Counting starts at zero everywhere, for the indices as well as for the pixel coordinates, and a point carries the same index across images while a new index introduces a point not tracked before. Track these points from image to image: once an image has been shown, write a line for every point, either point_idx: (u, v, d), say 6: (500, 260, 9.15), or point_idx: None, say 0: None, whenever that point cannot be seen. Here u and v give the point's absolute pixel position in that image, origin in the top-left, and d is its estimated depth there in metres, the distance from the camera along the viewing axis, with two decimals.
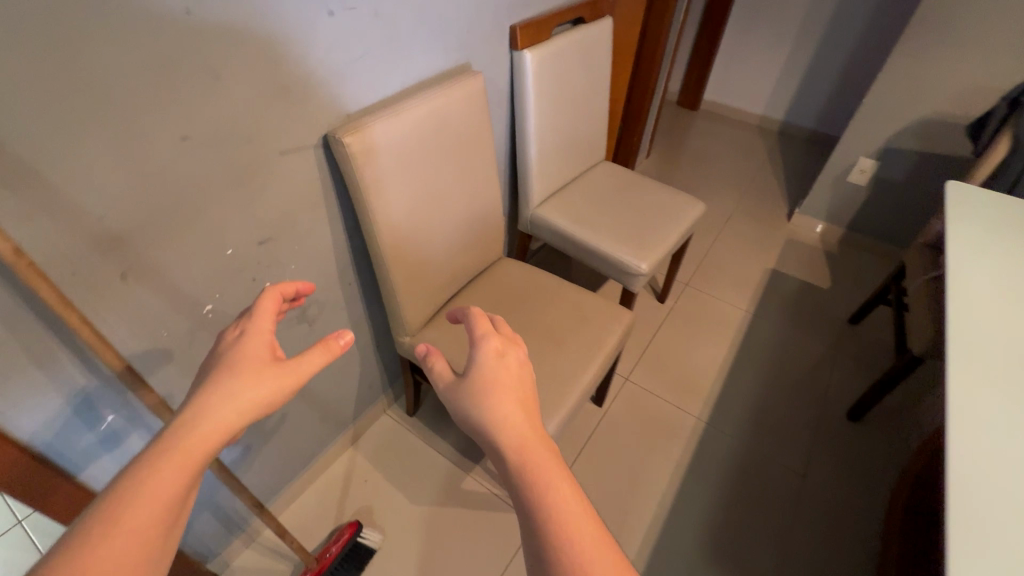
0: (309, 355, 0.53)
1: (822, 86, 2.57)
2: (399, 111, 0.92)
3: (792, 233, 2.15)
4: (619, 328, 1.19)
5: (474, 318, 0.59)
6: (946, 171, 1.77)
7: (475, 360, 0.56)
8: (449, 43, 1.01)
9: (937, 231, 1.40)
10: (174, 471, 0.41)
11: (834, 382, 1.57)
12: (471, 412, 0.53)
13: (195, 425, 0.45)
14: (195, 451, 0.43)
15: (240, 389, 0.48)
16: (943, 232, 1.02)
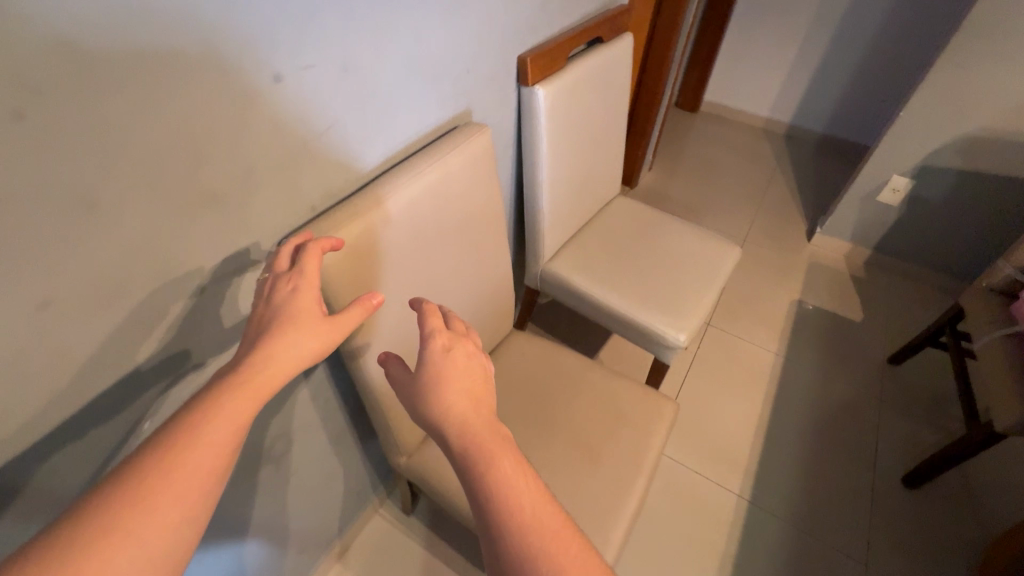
0: (351, 312, 0.51)
1: (835, 88, 2.38)
2: (386, 197, 0.68)
3: (813, 255, 1.97)
4: (663, 428, 0.97)
5: (424, 311, 0.56)
6: (992, 192, 1.59)
7: (424, 359, 0.53)
8: (444, 90, 0.77)
9: (1006, 276, 1.23)
10: (227, 418, 0.41)
11: (883, 443, 1.41)
12: (424, 410, 0.53)
13: (252, 369, 0.44)
14: (246, 398, 0.43)
15: (296, 343, 0.47)
16: None
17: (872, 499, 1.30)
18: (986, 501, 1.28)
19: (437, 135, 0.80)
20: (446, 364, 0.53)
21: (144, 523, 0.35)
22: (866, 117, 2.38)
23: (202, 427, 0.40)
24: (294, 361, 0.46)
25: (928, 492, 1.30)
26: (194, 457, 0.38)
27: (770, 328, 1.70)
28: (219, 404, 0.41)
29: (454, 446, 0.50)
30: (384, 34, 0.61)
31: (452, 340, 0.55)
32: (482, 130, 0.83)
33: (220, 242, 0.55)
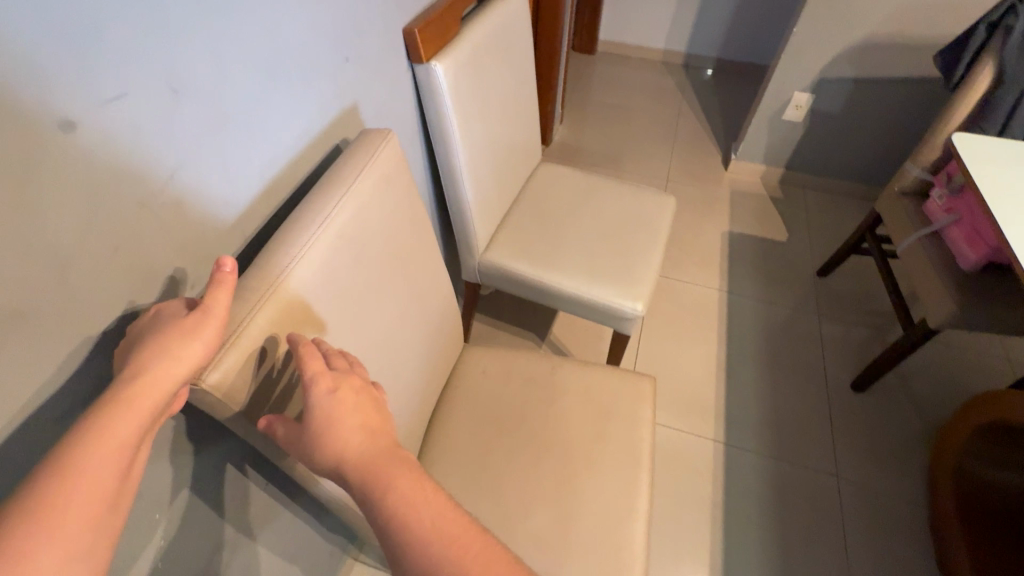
0: (219, 292, 0.44)
1: (723, 9, 2.38)
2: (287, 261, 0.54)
3: (733, 182, 2.00)
4: (648, 408, 0.93)
5: (299, 352, 0.49)
6: (885, 96, 1.66)
7: (308, 409, 0.47)
8: (321, 89, 0.61)
9: (916, 177, 1.27)
10: (108, 441, 0.35)
11: (829, 355, 1.48)
12: (313, 455, 0.46)
13: (121, 397, 0.37)
14: (119, 429, 0.35)
15: (175, 344, 0.41)
16: (1008, 248, 0.87)
17: (830, 411, 1.37)
18: (921, 388, 1.40)
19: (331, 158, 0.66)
20: (331, 405, 0.47)
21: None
22: (756, 35, 2.42)
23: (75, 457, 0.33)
24: (172, 374, 0.40)
25: (873, 392, 1.40)
26: (74, 488, 0.32)
27: (708, 265, 1.71)
28: (94, 426, 0.35)
29: (352, 481, 0.45)
30: (220, 33, 0.45)
31: (338, 375, 0.49)
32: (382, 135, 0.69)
33: (42, 352, 0.38)
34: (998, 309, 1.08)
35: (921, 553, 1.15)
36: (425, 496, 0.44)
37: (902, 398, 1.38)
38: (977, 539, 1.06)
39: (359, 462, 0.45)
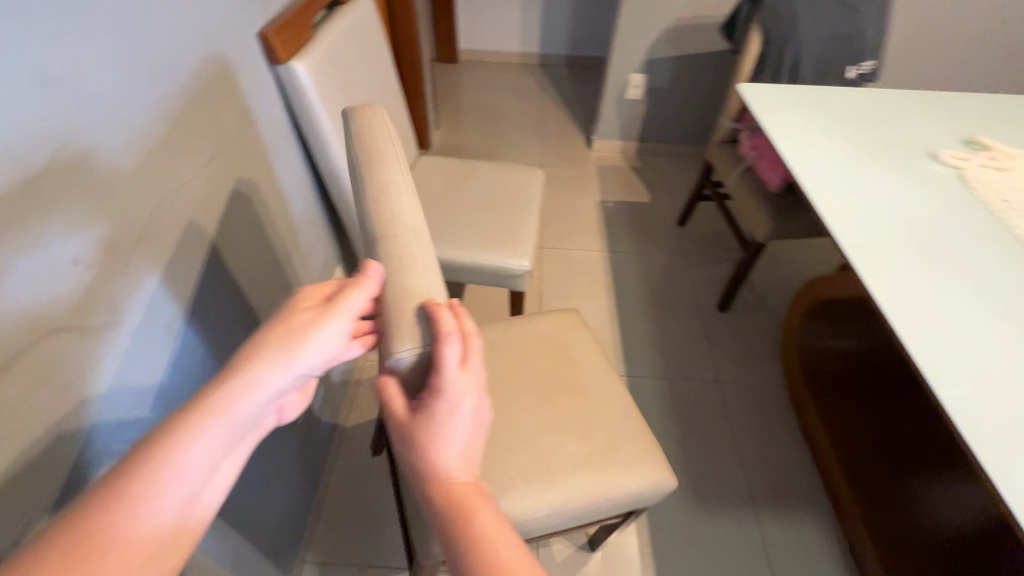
0: (354, 298, 0.45)
1: (564, 11, 2.67)
2: (412, 258, 0.53)
3: (598, 159, 2.24)
4: (585, 326, 1.08)
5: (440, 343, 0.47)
6: (700, 69, 1.98)
7: (424, 414, 0.46)
8: (179, 74, 0.64)
9: (727, 127, 1.56)
10: (206, 439, 0.37)
11: (699, 288, 1.73)
12: (404, 451, 0.47)
13: (226, 399, 0.38)
14: (218, 433, 0.37)
15: (288, 348, 0.40)
16: (779, 152, 1.09)
17: (706, 332, 1.60)
18: (774, 299, 1.68)
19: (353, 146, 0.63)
20: (445, 423, 0.46)
21: (114, 561, 0.31)
22: (596, 31, 2.73)
23: (173, 454, 0.36)
24: (280, 379, 0.39)
25: (737, 309, 1.66)
26: (168, 484, 0.35)
27: (590, 231, 1.91)
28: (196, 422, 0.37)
29: (425, 499, 0.45)
30: (66, 10, 0.47)
31: (470, 387, 0.47)
32: (372, 110, 0.67)
33: None
34: (800, 217, 1.37)
35: (790, 426, 1.39)
36: (502, 545, 0.42)
37: (758, 308, 1.66)
38: (868, 387, 1.33)
39: (444, 488, 0.45)
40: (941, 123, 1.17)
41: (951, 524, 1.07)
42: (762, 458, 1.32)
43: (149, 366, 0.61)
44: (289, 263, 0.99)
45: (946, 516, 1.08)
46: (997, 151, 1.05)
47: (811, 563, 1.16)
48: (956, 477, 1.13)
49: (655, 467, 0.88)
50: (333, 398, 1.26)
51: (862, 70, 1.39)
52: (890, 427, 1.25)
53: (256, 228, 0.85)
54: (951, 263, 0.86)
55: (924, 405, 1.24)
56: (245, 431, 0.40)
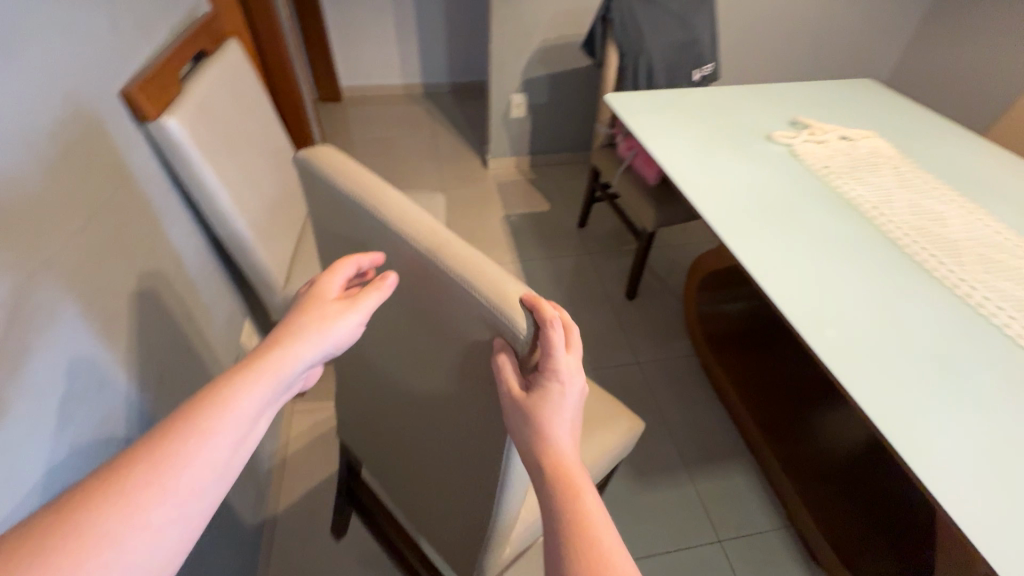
0: (372, 293, 0.50)
1: (439, 41, 2.77)
2: (493, 268, 0.50)
3: (496, 176, 2.34)
4: None
5: (546, 329, 0.47)
6: (573, 84, 2.15)
7: (537, 391, 0.48)
8: (36, 139, 0.60)
9: (604, 133, 1.71)
10: (254, 390, 0.41)
11: (607, 281, 1.86)
12: (518, 424, 0.50)
13: (267, 361, 0.43)
14: (263, 386, 0.42)
15: (323, 326, 0.47)
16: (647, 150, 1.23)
17: (620, 319, 1.72)
18: (673, 279, 1.84)
19: (335, 193, 0.60)
20: (554, 401, 0.48)
21: (179, 483, 0.35)
22: (473, 58, 2.86)
23: (226, 401, 0.39)
24: (312, 350, 0.46)
25: (644, 294, 1.80)
26: (225, 426, 0.38)
27: (498, 246, 1.98)
28: (239, 380, 0.41)
29: (543, 479, 0.48)
30: None
31: (576, 366, 0.50)
32: (325, 148, 0.64)
33: None
34: (678, 204, 1.54)
35: (705, 390, 1.53)
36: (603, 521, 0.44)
37: (660, 289, 1.82)
38: (761, 343, 1.51)
39: (559, 466, 0.47)
40: (769, 110, 1.37)
41: (845, 447, 1.28)
42: (687, 424, 1.44)
43: (94, 407, 0.64)
44: (190, 321, 0.94)
45: (838, 442, 1.30)
46: (815, 127, 1.26)
47: (743, 508, 1.28)
48: (833, 406, 1.37)
49: (629, 419, 0.97)
50: (259, 457, 1.19)
51: (704, 72, 1.60)
52: (786, 377, 1.43)
53: (148, 288, 0.81)
54: (793, 224, 1.01)
55: (806, 358, 1.46)
56: (281, 395, 0.44)
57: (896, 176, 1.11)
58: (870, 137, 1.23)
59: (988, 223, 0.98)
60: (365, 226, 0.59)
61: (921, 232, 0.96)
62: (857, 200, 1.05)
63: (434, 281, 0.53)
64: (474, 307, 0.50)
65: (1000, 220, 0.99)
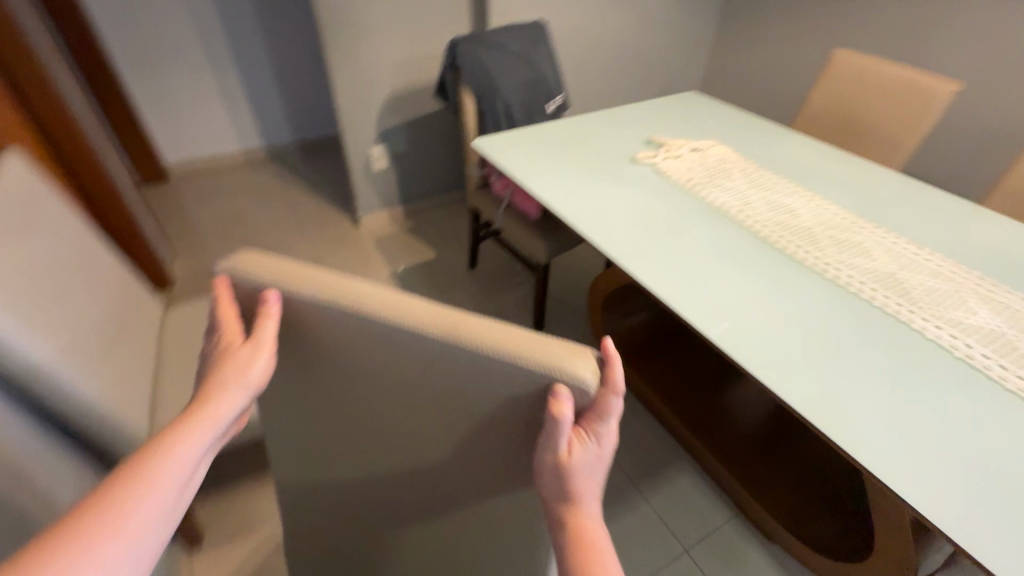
0: (268, 321, 0.51)
1: (274, 101, 2.57)
2: (529, 335, 0.46)
3: (370, 233, 2.21)
4: None
5: (608, 402, 0.46)
6: (431, 128, 2.12)
7: (578, 450, 0.47)
8: None
9: (476, 175, 1.71)
10: (185, 443, 0.46)
11: (511, 316, 1.84)
12: (548, 472, 0.49)
13: (196, 410, 0.47)
14: (195, 434, 0.46)
15: (237, 372, 0.49)
16: (529, 191, 1.22)
17: None
18: (572, 300, 1.89)
19: (291, 304, 0.51)
20: (591, 461, 0.48)
21: (126, 527, 0.41)
22: (317, 113, 2.70)
23: (161, 454, 0.45)
24: (237, 397, 0.49)
25: (550, 321, 1.81)
26: (162, 476, 0.44)
27: None
28: (169, 441, 0.46)
29: (563, 533, 0.50)
30: None
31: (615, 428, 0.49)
32: (251, 257, 0.53)
33: None
34: (562, 233, 1.58)
35: (630, 402, 1.56)
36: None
37: (563, 314, 1.84)
38: (664, 342, 1.59)
39: (583, 529, 0.49)
40: (625, 134, 1.46)
41: (756, 419, 1.40)
42: (624, 441, 1.46)
43: None
44: (23, 523, 0.70)
45: (750, 417, 1.41)
46: (669, 144, 1.37)
47: (696, 510, 1.32)
48: (736, 384, 1.48)
49: None
50: None
51: (555, 104, 1.66)
52: (695, 369, 1.52)
53: None
54: (680, 240, 1.07)
55: (706, 347, 1.56)
56: (218, 439, 0.49)
57: (746, 179, 1.23)
58: (715, 145, 1.37)
59: (825, 207, 1.13)
60: (346, 330, 0.51)
61: (782, 228, 1.08)
62: (724, 206, 1.15)
63: (460, 366, 0.48)
64: (523, 380, 0.46)
65: (832, 203, 1.15)
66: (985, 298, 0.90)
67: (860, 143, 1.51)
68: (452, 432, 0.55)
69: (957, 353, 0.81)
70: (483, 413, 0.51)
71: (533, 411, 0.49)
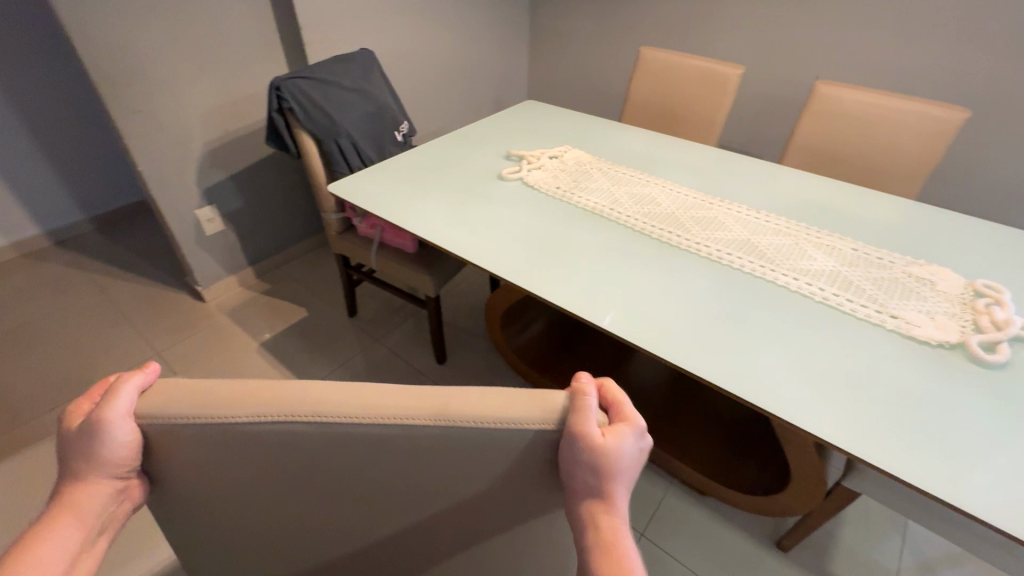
0: (122, 395, 0.49)
1: (44, 176, 2.08)
2: (501, 394, 0.49)
3: (220, 305, 1.92)
4: None
5: (620, 400, 0.50)
6: (266, 176, 1.89)
7: (624, 445, 0.47)
8: None
9: (336, 220, 1.55)
10: (57, 533, 0.48)
11: (409, 356, 1.74)
12: (588, 477, 0.47)
13: (65, 501, 0.49)
14: (69, 520, 0.49)
15: (91, 456, 0.49)
16: (409, 231, 1.15)
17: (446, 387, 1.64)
18: (466, 323, 1.85)
19: (236, 428, 0.50)
20: (630, 461, 0.48)
21: None
22: (110, 180, 2.25)
23: (37, 545, 0.47)
24: (105, 477, 0.50)
25: (451, 350, 1.75)
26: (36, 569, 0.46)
27: None
28: (45, 533, 0.47)
29: (599, 544, 0.46)
30: None
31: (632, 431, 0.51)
32: (173, 386, 0.50)
33: None
34: (443, 261, 1.52)
35: None
36: None
37: (461, 339, 1.80)
38: (563, 338, 1.64)
39: (610, 533, 0.46)
40: (482, 152, 1.46)
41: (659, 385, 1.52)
42: None
43: None
44: None
45: (655, 384, 1.52)
46: (528, 156, 1.40)
47: (638, 491, 1.38)
48: (635, 359, 1.59)
49: None
50: None
51: (403, 131, 1.60)
52: (598, 355, 1.59)
53: None
54: (571, 249, 1.09)
55: (599, 333, 1.65)
56: (99, 520, 0.51)
57: (606, 177, 1.32)
58: (569, 150, 1.44)
59: (678, 190, 1.26)
60: (306, 435, 0.51)
61: (651, 217, 1.17)
62: (597, 207, 1.21)
63: (478, 447, 0.50)
64: (502, 441, 0.49)
65: (681, 185, 1.29)
66: (818, 245, 1.08)
67: (679, 126, 1.72)
68: (423, 494, 0.56)
69: (815, 297, 0.96)
70: (455, 476, 0.53)
71: (519, 466, 0.51)
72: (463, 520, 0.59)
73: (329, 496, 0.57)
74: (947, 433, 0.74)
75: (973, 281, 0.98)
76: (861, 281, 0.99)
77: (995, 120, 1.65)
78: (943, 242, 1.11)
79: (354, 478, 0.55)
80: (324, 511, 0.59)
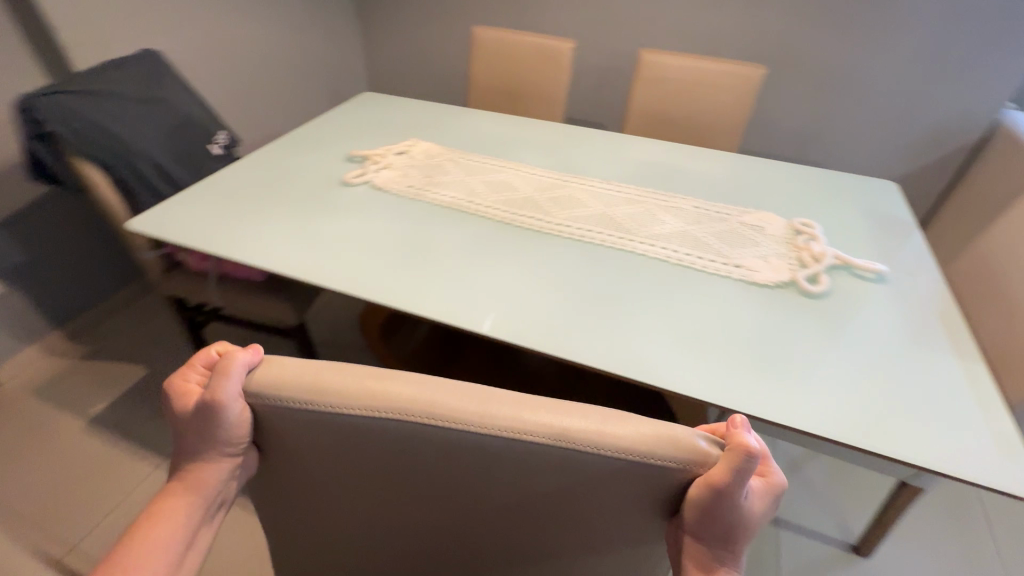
0: (228, 380, 0.50)
1: None
2: (619, 422, 0.48)
3: (22, 385, 1.54)
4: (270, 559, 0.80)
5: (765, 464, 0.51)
6: (51, 218, 1.54)
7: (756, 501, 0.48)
8: None
9: (154, 258, 1.30)
10: (186, 500, 0.54)
11: None
12: (721, 524, 0.48)
13: (194, 469, 0.54)
14: (195, 489, 0.54)
15: (207, 436, 0.52)
16: (242, 262, 0.99)
17: None
18: (344, 345, 1.70)
19: (322, 418, 0.50)
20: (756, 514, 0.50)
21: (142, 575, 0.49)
22: None
23: (172, 505, 0.53)
24: (220, 456, 0.53)
25: None
26: (170, 527, 0.52)
27: (117, 467, 1.36)
28: (179, 496, 0.54)
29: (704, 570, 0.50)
30: None
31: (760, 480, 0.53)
32: (281, 363, 0.51)
33: None
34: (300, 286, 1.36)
35: None
36: None
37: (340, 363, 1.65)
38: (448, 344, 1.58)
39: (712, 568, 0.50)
40: (320, 157, 1.31)
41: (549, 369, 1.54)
42: None
43: None
44: None
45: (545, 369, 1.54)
46: (373, 156, 1.29)
47: None
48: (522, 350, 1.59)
49: None
50: None
51: (221, 142, 1.37)
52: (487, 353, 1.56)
53: None
54: (433, 252, 1.02)
55: None
56: (218, 492, 0.55)
57: (460, 168, 1.26)
58: (417, 143, 1.35)
59: (532, 172, 1.25)
60: (388, 432, 0.50)
61: (510, 204, 1.14)
62: (454, 202, 1.15)
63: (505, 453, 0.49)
64: (569, 458, 0.48)
65: (535, 166, 1.28)
66: (667, 208, 1.14)
67: (524, 105, 1.71)
68: (498, 496, 0.55)
69: (671, 260, 1.01)
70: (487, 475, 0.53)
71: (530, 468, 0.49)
72: (534, 528, 0.57)
73: (365, 482, 0.58)
74: (796, 367, 0.82)
75: (793, 221, 1.10)
76: (706, 237, 1.06)
77: (783, 71, 1.89)
78: (765, 188, 1.23)
79: (407, 470, 0.55)
80: (343, 489, 0.60)
